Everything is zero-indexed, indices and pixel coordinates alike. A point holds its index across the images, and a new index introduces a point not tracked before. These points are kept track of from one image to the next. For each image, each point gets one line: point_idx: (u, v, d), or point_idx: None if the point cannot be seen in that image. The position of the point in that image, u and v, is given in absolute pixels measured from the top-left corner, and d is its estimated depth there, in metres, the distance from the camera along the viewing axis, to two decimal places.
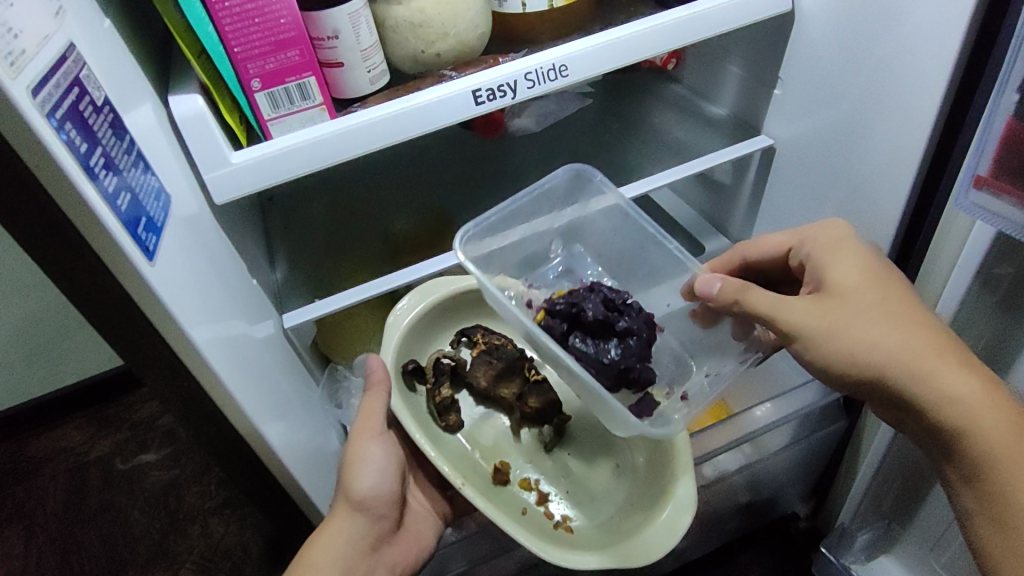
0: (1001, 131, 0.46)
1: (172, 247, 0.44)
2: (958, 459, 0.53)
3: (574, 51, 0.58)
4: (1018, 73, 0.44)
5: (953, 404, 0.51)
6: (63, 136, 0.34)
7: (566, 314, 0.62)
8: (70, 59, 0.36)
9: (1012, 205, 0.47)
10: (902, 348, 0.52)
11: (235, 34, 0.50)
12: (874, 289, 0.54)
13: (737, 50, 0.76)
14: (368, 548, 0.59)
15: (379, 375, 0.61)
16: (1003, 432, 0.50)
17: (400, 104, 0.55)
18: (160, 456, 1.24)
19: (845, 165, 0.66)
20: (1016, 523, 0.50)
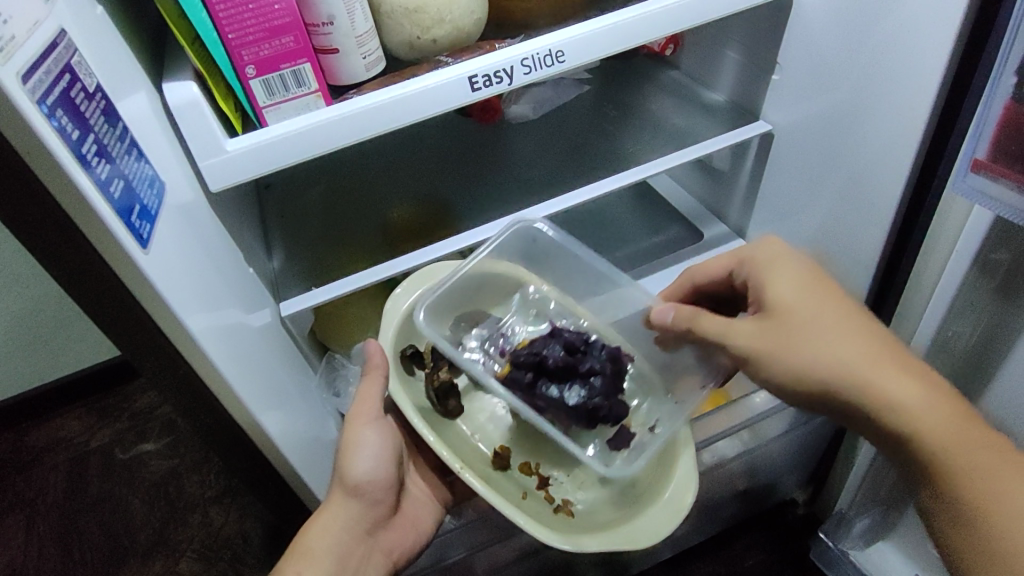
0: (1000, 114, 0.46)
1: (167, 235, 0.44)
2: (914, 464, 0.51)
3: (571, 36, 0.58)
4: (1018, 54, 0.44)
5: (894, 410, 0.50)
6: (54, 123, 0.34)
7: (530, 363, 0.61)
8: (60, 45, 0.36)
9: (1011, 189, 0.47)
10: (838, 359, 0.52)
11: (229, 21, 0.50)
12: (809, 301, 0.54)
13: (735, 36, 0.76)
14: (363, 532, 0.59)
15: (377, 360, 0.60)
16: (945, 434, 0.49)
17: (353, 104, 0.54)
18: (159, 446, 1.24)
19: (843, 152, 0.66)
20: (972, 522, 0.49)
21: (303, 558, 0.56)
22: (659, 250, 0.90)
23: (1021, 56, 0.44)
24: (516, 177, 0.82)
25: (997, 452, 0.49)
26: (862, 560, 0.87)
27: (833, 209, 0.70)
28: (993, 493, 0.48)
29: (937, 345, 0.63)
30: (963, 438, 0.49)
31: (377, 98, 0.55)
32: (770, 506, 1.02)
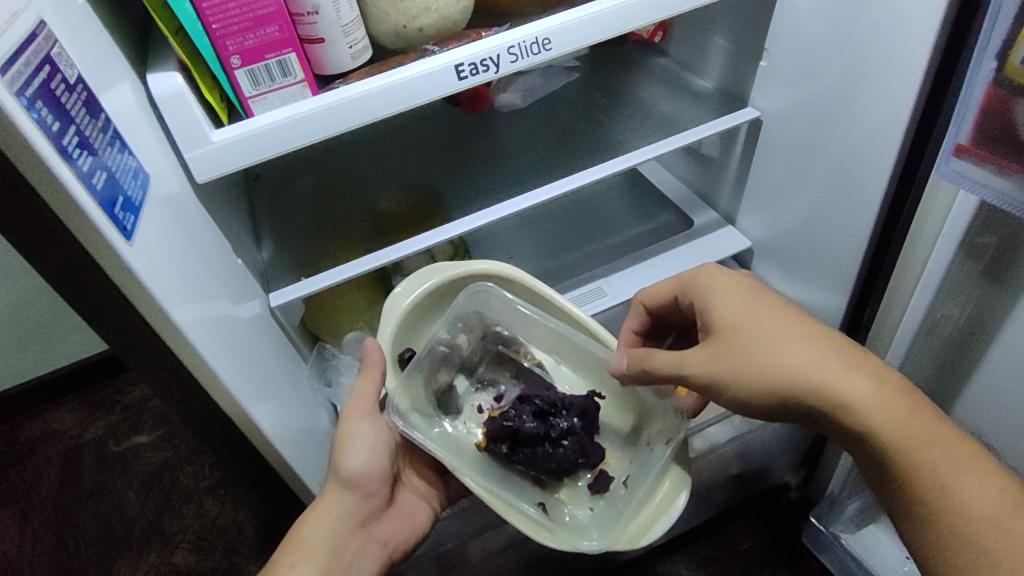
0: (982, 100, 0.46)
1: (152, 228, 0.44)
2: (880, 464, 0.51)
3: (557, 24, 0.58)
4: (1000, 40, 0.44)
5: (854, 411, 0.50)
6: (34, 115, 0.33)
7: (503, 436, 0.62)
8: (39, 35, 0.35)
9: (993, 174, 0.47)
10: (792, 370, 0.52)
11: (213, 11, 0.49)
12: (749, 323, 0.54)
13: (722, 22, 0.75)
14: (356, 526, 0.59)
15: (375, 357, 0.62)
16: (905, 431, 0.49)
17: (336, 95, 0.54)
18: (153, 438, 1.25)
19: (830, 138, 0.66)
20: (924, 516, 0.49)
21: (297, 550, 0.56)
22: (650, 237, 0.90)
23: (1003, 42, 0.44)
24: (506, 166, 0.82)
25: (945, 445, 0.49)
26: (852, 541, 0.88)
27: (822, 196, 0.71)
28: (942, 487, 0.48)
29: (925, 328, 0.64)
30: (912, 433, 0.49)
31: (370, 87, 0.54)
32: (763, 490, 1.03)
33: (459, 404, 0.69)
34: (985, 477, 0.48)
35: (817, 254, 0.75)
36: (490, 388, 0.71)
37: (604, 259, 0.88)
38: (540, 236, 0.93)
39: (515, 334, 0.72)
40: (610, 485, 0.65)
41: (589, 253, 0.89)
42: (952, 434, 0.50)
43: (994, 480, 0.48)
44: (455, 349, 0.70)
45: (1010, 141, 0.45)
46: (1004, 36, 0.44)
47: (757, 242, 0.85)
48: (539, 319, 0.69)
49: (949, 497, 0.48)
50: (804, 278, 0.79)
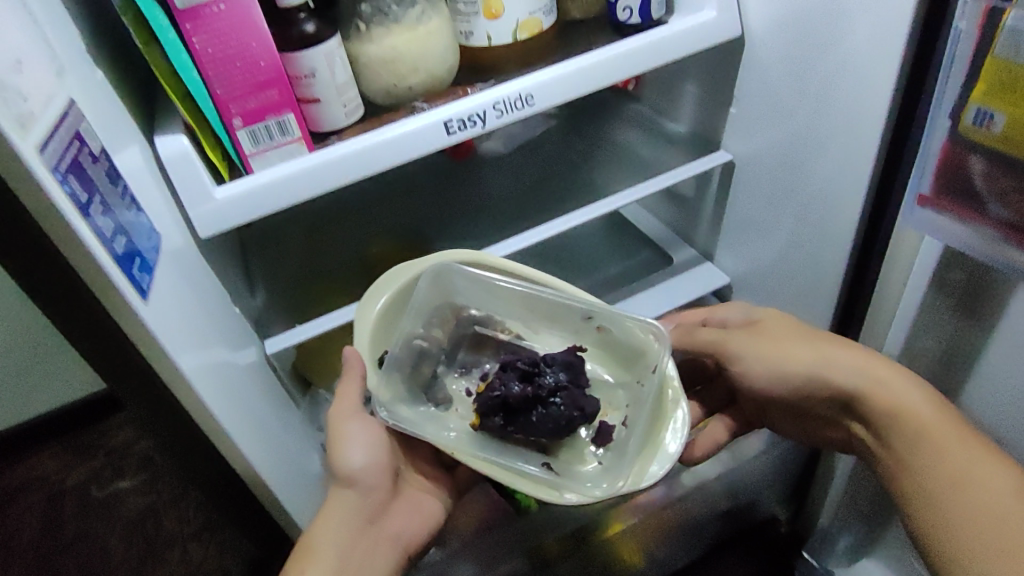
0: (939, 154, 0.49)
1: (164, 285, 0.47)
2: (903, 447, 0.59)
3: (538, 81, 0.62)
4: (948, 100, 0.48)
5: (887, 389, 0.60)
6: (66, 188, 0.36)
7: (495, 407, 0.60)
8: (69, 114, 0.38)
9: (955, 221, 0.51)
10: (826, 355, 0.63)
11: (218, 77, 0.53)
12: (783, 329, 0.67)
13: (692, 71, 0.79)
14: (366, 523, 0.59)
15: (354, 362, 0.62)
16: (926, 414, 0.58)
17: (339, 150, 0.58)
18: (136, 483, 1.24)
19: (799, 179, 0.70)
20: (939, 493, 0.56)
21: (304, 556, 0.56)
22: (630, 276, 0.93)
23: (953, 102, 0.47)
24: (490, 212, 0.86)
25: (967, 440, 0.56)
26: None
27: (794, 231, 0.74)
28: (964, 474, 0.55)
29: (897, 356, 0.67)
30: (935, 422, 0.57)
31: (372, 140, 0.58)
32: (752, 523, 1.05)
33: (448, 394, 0.67)
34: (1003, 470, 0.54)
35: (792, 287, 0.79)
36: (474, 370, 0.69)
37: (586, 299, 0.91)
38: None
39: (488, 313, 0.71)
40: (612, 435, 0.64)
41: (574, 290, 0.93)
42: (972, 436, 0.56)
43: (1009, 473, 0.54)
44: (430, 347, 0.69)
45: (967, 189, 0.49)
46: (952, 96, 0.47)
47: (735, 277, 0.89)
48: (500, 285, 0.69)
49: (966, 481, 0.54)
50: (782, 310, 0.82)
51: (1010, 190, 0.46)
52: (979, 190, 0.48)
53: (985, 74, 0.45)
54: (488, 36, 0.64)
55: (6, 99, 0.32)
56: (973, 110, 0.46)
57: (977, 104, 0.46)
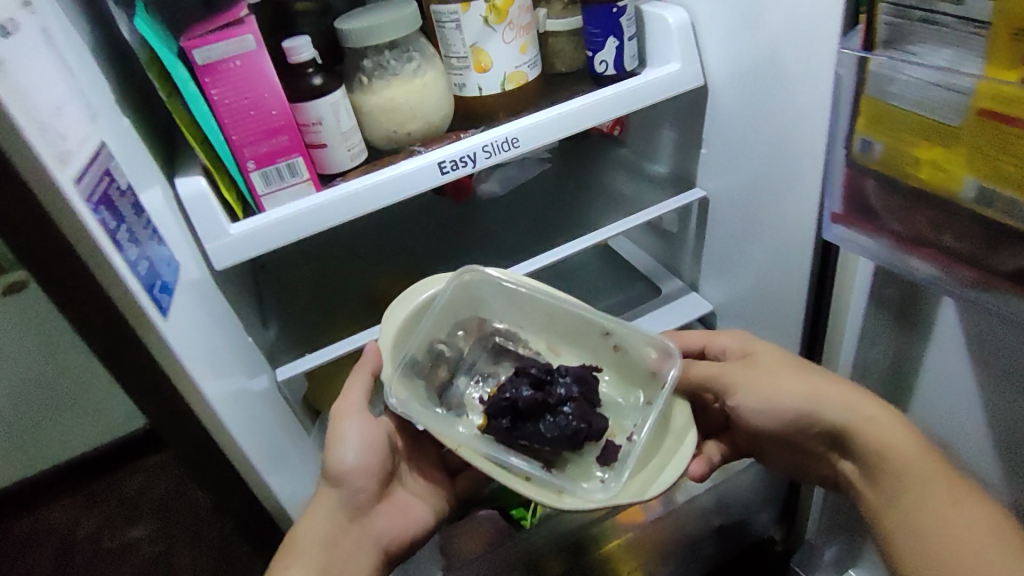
0: (842, 177, 0.51)
1: (183, 308, 0.52)
2: (886, 485, 0.60)
3: (523, 125, 0.68)
4: (843, 129, 0.49)
5: (874, 426, 0.60)
6: (98, 216, 0.41)
7: (504, 410, 0.63)
8: (100, 154, 0.44)
9: (865, 236, 0.52)
10: (817, 390, 0.63)
11: (233, 124, 0.59)
12: (780, 363, 0.66)
13: (668, 118, 0.86)
14: (348, 519, 0.64)
15: (371, 359, 0.66)
16: (912, 454, 0.58)
17: (351, 187, 0.64)
18: (146, 531, 1.35)
19: (764, 215, 0.76)
20: (919, 529, 0.57)
21: (290, 550, 0.61)
22: (621, 307, 0.99)
23: (845, 131, 0.49)
24: (488, 246, 0.91)
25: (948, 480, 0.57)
26: None
27: (764, 263, 0.79)
28: (941, 523, 0.55)
29: (864, 373, 0.71)
30: (922, 464, 0.58)
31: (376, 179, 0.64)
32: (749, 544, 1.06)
33: (461, 399, 0.71)
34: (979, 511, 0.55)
35: (769, 316, 0.83)
36: (491, 379, 0.73)
37: None
38: None
39: (511, 327, 0.75)
40: (617, 454, 0.66)
41: None
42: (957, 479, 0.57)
43: (999, 526, 0.55)
44: (458, 357, 0.74)
45: (864, 207, 0.51)
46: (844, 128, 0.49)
47: (717, 306, 0.93)
48: (522, 299, 0.73)
49: (950, 533, 0.55)
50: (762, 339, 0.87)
51: (907, 208, 0.48)
52: (877, 210, 0.50)
53: (863, 108, 0.47)
54: (478, 87, 0.71)
55: (49, 138, 0.38)
56: (858, 140, 0.48)
57: (860, 135, 0.48)
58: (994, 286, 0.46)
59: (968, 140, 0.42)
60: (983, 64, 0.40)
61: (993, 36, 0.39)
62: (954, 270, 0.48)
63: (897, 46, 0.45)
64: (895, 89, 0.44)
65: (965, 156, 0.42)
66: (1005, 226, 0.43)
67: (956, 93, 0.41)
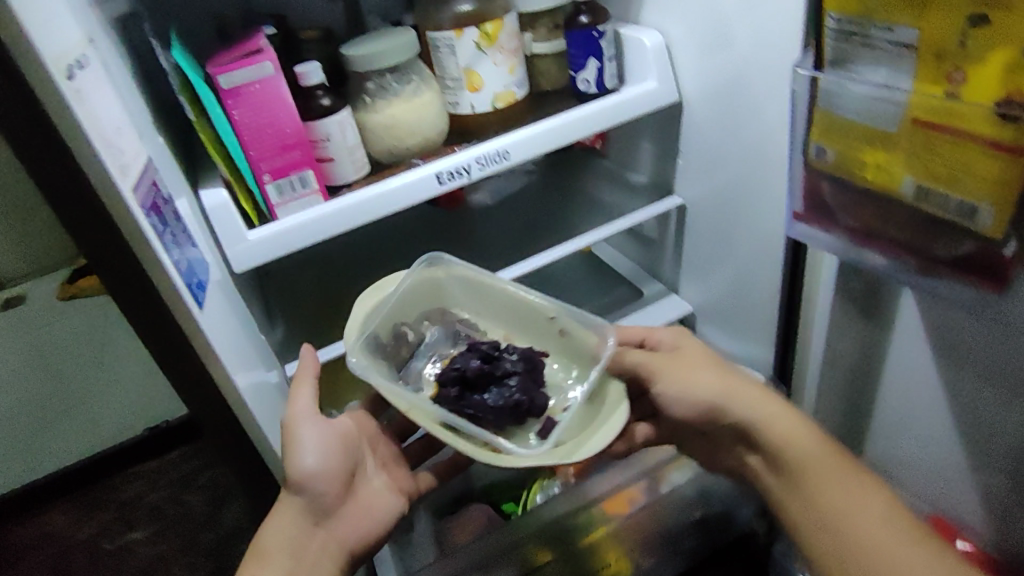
0: (802, 180, 0.54)
1: (213, 303, 0.58)
2: (793, 475, 0.64)
3: (513, 140, 0.75)
4: (799, 140, 0.53)
5: (772, 424, 0.65)
6: (151, 222, 0.48)
7: (453, 377, 0.67)
8: (148, 168, 0.51)
9: (823, 232, 0.54)
10: (732, 387, 0.68)
11: (252, 141, 0.66)
12: (703, 359, 0.71)
13: (647, 130, 0.93)
14: (313, 523, 0.64)
15: (307, 365, 0.68)
16: (811, 445, 0.63)
17: (350, 198, 0.70)
18: (146, 534, 1.40)
19: (735, 217, 0.83)
20: (825, 513, 0.61)
21: (257, 559, 0.61)
22: (605, 308, 1.05)
23: (801, 141, 0.52)
24: (481, 251, 0.98)
25: (845, 468, 0.62)
26: None
27: (737, 261, 0.87)
28: (846, 511, 0.59)
29: (828, 362, 0.78)
30: (818, 456, 0.63)
31: (372, 192, 0.71)
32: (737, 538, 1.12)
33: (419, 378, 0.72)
34: (874, 492, 0.60)
35: (742, 312, 0.91)
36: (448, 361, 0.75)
37: None
38: None
39: (472, 317, 0.79)
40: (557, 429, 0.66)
41: None
42: (856, 468, 0.62)
43: (901, 510, 0.59)
44: (420, 340, 0.76)
45: (821, 205, 0.53)
46: (800, 138, 0.52)
47: (695, 306, 1.01)
48: (480, 285, 0.77)
49: (856, 518, 0.59)
50: (737, 334, 0.94)
51: (857, 203, 0.51)
52: (831, 205, 0.53)
53: (815, 119, 0.50)
54: (470, 105, 0.78)
55: (114, 155, 0.45)
56: (813, 147, 0.51)
57: (815, 142, 0.51)
58: (935, 270, 0.48)
59: (905, 145, 0.45)
60: (915, 80, 0.44)
61: (920, 56, 0.43)
62: (906, 259, 0.50)
63: (840, 65, 0.48)
64: (841, 102, 0.48)
65: (904, 158, 0.46)
66: (941, 218, 0.46)
67: (892, 105, 0.45)
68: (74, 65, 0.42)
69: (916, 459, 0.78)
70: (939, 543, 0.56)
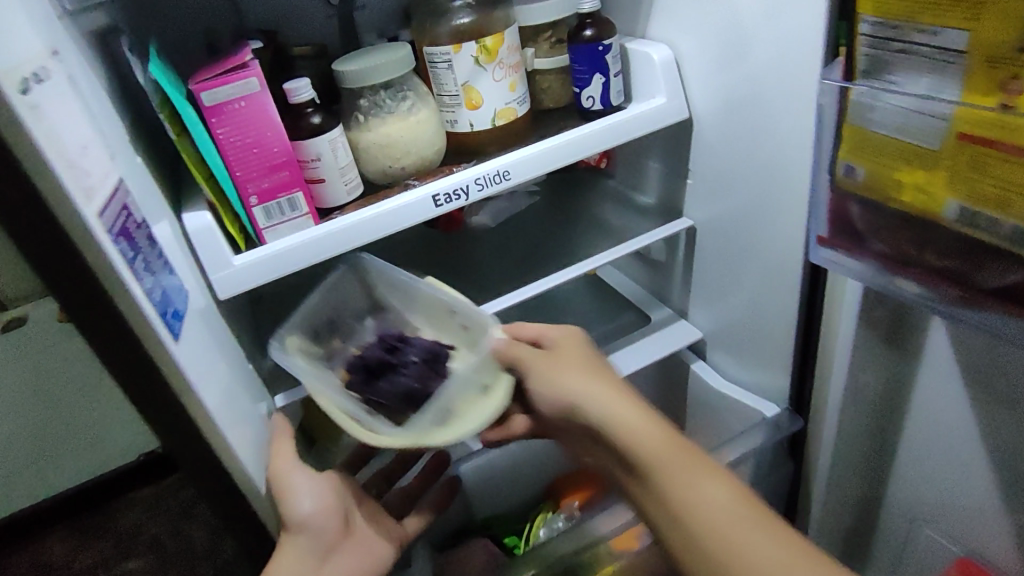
0: (829, 199, 0.50)
1: (191, 334, 0.53)
2: (636, 477, 0.55)
3: (514, 159, 0.71)
4: (825, 157, 0.49)
5: (620, 422, 0.56)
6: (117, 248, 0.43)
7: (359, 364, 0.70)
8: (119, 190, 0.46)
9: (848, 257, 0.51)
10: (590, 387, 0.59)
11: (238, 162, 0.62)
12: (580, 359, 0.63)
13: (655, 149, 0.89)
14: (319, 562, 0.62)
15: (281, 428, 0.67)
16: (654, 441, 0.54)
17: (341, 222, 0.66)
18: (141, 565, 1.36)
19: (749, 239, 0.79)
20: (671, 516, 0.52)
21: None
22: (612, 334, 1.01)
23: (827, 159, 0.49)
24: (484, 276, 0.93)
25: (688, 463, 0.53)
26: None
27: (751, 286, 0.83)
28: (692, 508, 0.51)
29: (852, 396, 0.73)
30: (662, 449, 0.54)
31: (364, 215, 0.67)
32: None
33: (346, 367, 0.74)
34: (723, 487, 0.51)
35: (757, 339, 0.86)
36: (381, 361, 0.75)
37: None
38: None
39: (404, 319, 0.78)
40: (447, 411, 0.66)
41: None
42: (705, 461, 0.53)
43: (748, 504, 0.51)
44: (354, 332, 0.78)
45: (851, 231, 0.50)
46: (826, 155, 0.49)
47: (706, 332, 0.96)
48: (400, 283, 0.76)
49: (701, 515, 0.50)
50: (751, 362, 0.89)
51: (888, 227, 0.47)
52: (861, 231, 0.49)
53: (845, 135, 0.47)
54: (469, 123, 0.74)
55: (75, 175, 0.40)
56: (841, 165, 0.48)
57: (845, 160, 0.47)
58: (977, 301, 0.45)
59: (948, 163, 0.41)
60: (961, 90, 0.40)
61: (970, 63, 0.39)
62: (938, 289, 0.46)
63: (874, 74, 0.44)
64: (875, 116, 0.44)
65: (947, 178, 0.42)
66: (989, 244, 0.42)
67: (933, 118, 0.41)
68: (31, 78, 0.38)
69: (949, 501, 0.72)
70: (799, 537, 0.49)
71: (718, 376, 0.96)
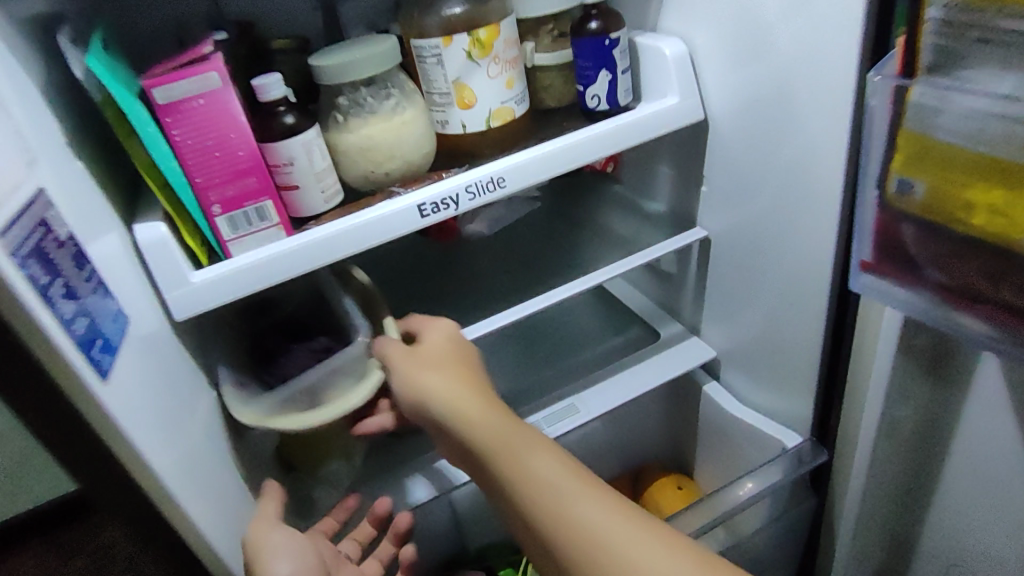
0: (875, 221, 0.48)
1: (129, 367, 0.45)
2: (482, 466, 0.56)
3: (509, 164, 0.64)
4: (872, 170, 0.46)
5: (462, 412, 0.58)
6: (24, 271, 0.36)
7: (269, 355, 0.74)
8: (36, 202, 0.39)
9: (898, 287, 0.48)
10: (443, 384, 0.61)
11: (197, 167, 0.55)
12: (440, 354, 0.64)
13: (665, 153, 0.82)
14: None
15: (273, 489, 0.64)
16: (492, 426, 0.56)
17: (312, 234, 0.59)
18: None
19: (770, 254, 0.72)
20: (511, 497, 0.52)
21: None
22: (618, 352, 0.93)
23: (876, 171, 0.46)
24: (481, 292, 0.87)
25: (523, 439, 0.54)
26: None
27: (771, 304, 0.75)
28: (528, 483, 0.51)
29: (884, 431, 0.65)
30: (499, 430, 0.55)
31: (339, 227, 0.60)
32: None
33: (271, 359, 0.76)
34: (554, 458, 0.53)
35: (776, 362, 0.79)
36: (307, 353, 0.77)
37: (576, 378, 0.90)
38: (517, 354, 0.96)
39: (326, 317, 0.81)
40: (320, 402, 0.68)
41: (563, 367, 0.92)
42: (541, 437, 0.55)
43: (579, 472, 0.52)
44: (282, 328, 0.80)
45: (903, 256, 0.47)
46: (874, 168, 0.46)
47: (720, 352, 0.89)
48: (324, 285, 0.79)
49: (533, 490, 0.51)
50: (770, 386, 0.82)
51: (950, 254, 0.44)
52: (916, 257, 0.46)
53: (898, 143, 0.44)
54: (462, 124, 0.67)
55: None
56: (894, 179, 0.45)
57: (898, 174, 0.44)
58: None
59: None
60: None
61: None
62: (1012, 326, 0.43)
63: (942, 72, 0.41)
64: (939, 121, 0.41)
65: None
66: None
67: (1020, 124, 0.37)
68: None
69: (997, 550, 0.64)
70: (630, 502, 0.51)
71: (732, 399, 0.89)
